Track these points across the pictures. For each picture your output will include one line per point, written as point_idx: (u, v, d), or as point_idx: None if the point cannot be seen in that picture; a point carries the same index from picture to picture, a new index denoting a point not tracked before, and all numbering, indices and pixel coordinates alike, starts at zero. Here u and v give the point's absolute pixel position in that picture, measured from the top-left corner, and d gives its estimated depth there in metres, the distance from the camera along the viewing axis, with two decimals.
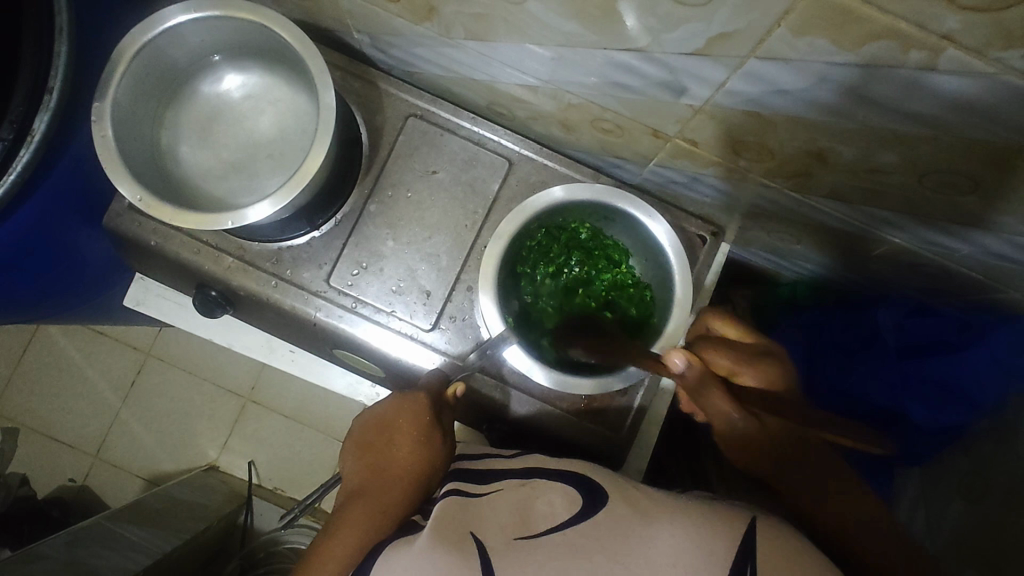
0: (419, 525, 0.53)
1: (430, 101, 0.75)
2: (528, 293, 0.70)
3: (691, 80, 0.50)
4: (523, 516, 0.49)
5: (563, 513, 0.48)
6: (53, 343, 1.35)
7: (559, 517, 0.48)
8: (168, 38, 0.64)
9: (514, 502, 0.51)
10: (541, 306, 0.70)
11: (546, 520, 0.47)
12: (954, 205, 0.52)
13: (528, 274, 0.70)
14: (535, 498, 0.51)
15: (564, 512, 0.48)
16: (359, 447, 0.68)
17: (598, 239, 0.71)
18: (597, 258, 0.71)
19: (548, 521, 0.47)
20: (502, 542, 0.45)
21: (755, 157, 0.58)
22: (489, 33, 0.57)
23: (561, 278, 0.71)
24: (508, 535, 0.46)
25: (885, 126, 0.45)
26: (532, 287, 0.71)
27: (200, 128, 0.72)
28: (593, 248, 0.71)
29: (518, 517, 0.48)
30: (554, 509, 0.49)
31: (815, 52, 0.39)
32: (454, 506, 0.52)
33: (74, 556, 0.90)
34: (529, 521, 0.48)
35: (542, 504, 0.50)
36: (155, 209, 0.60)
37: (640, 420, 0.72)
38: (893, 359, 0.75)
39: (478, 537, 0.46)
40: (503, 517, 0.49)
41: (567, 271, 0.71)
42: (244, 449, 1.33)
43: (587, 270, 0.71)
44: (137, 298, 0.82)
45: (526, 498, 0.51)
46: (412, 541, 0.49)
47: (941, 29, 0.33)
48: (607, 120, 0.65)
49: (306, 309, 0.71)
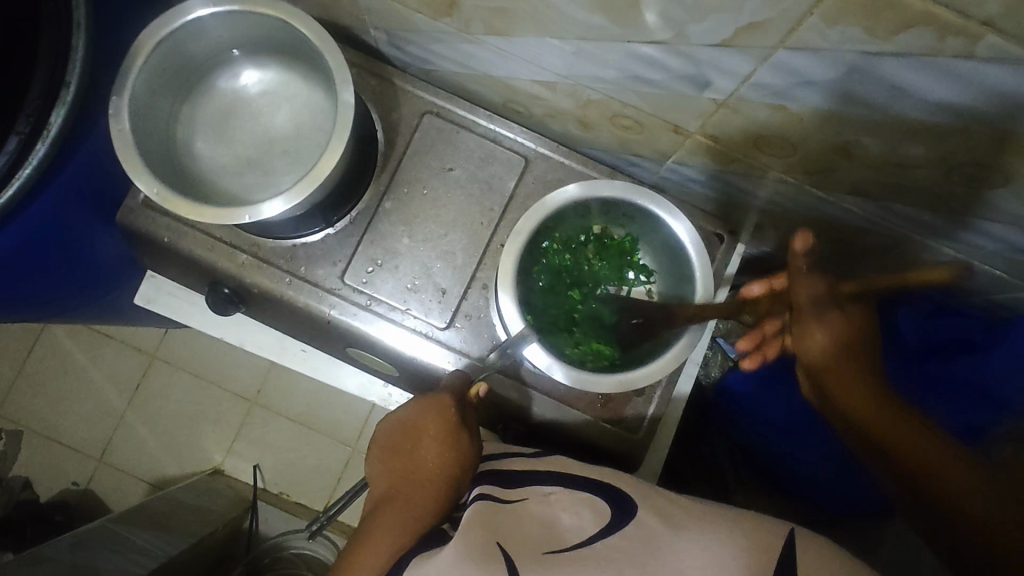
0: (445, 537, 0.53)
1: (447, 98, 0.75)
2: (539, 269, 0.71)
3: (716, 74, 0.49)
4: (549, 529, 0.48)
5: (591, 528, 0.48)
6: (59, 345, 1.34)
7: (589, 531, 0.47)
8: (186, 31, 0.63)
9: (541, 514, 0.51)
10: (545, 277, 0.71)
11: (571, 535, 0.47)
12: (980, 200, 0.51)
13: (542, 255, 0.71)
14: (561, 511, 0.51)
15: (592, 527, 0.48)
16: (384, 452, 0.66)
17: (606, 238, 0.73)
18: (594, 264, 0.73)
19: (577, 535, 0.47)
20: (530, 554, 0.44)
21: (777, 152, 0.58)
22: (509, 27, 0.57)
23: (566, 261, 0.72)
24: (536, 548, 0.45)
25: (916, 117, 0.45)
26: (542, 264, 0.71)
27: (216, 123, 0.72)
28: (599, 246, 0.73)
29: (546, 531, 0.48)
30: (581, 523, 0.49)
31: (846, 41, 0.39)
32: (482, 510, 0.52)
33: (78, 559, 0.89)
34: (556, 534, 0.48)
35: (569, 518, 0.50)
36: (170, 203, 0.59)
37: (657, 423, 0.72)
38: (916, 360, 0.74)
39: (506, 548, 0.45)
40: (529, 529, 0.48)
41: (571, 258, 0.72)
42: (249, 453, 1.32)
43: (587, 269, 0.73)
44: (147, 296, 0.81)
45: (553, 511, 0.51)
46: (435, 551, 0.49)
47: (978, 14, 0.33)
48: (627, 116, 0.64)
49: (320, 307, 0.70)
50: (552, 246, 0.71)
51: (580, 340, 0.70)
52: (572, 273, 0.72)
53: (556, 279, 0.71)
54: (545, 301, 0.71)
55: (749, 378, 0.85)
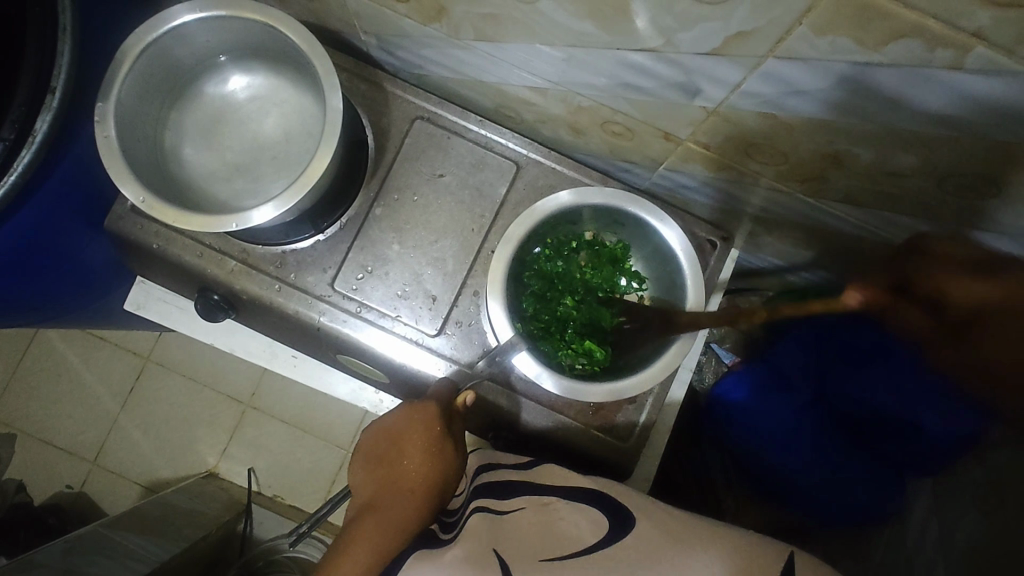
0: (445, 541, 0.54)
1: (437, 103, 0.74)
2: (529, 276, 0.70)
3: (707, 82, 0.49)
4: (549, 536, 0.48)
5: (590, 536, 0.48)
6: (53, 348, 1.33)
7: (587, 539, 0.47)
8: (173, 37, 0.63)
9: (539, 523, 0.50)
10: (536, 284, 0.70)
11: (571, 541, 0.47)
12: (973, 209, 0.51)
13: (531, 262, 0.70)
14: (560, 519, 0.51)
15: (591, 535, 0.48)
16: (368, 460, 0.65)
17: (598, 242, 0.72)
18: (585, 267, 0.72)
19: (576, 542, 0.47)
20: (527, 562, 0.44)
21: (769, 160, 0.58)
22: (499, 33, 0.56)
23: (557, 266, 0.71)
24: (533, 555, 0.45)
25: (907, 128, 0.44)
26: (532, 271, 0.70)
27: (204, 128, 0.71)
28: (591, 250, 0.72)
29: (545, 537, 0.48)
30: (579, 532, 0.49)
31: (836, 51, 0.38)
32: (481, 522, 0.52)
33: (70, 565, 0.88)
34: (556, 541, 0.47)
35: (567, 525, 0.50)
36: (157, 211, 0.59)
37: (649, 430, 0.71)
38: None
39: (503, 558, 0.45)
40: (527, 537, 0.48)
41: (561, 263, 0.71)
42: (243, 456, 1.31)
43: (578, 272, 0.72)
44: (137, 301, 0.80)
45: (551, 519, 0.51)
46: (434, 558, 0.49)
47: (969, 26, 0.32)
48: (618, 123, 0.64)
49: (309, 313, 0.70)
50: (541, 253, 0.70)
51: (572, 344, 0.70)
52: (563, 278, 0.71)
53: (546, 285, 0.71)
54: (535, 307, 0.70)
55: (743, 385, 0.83)
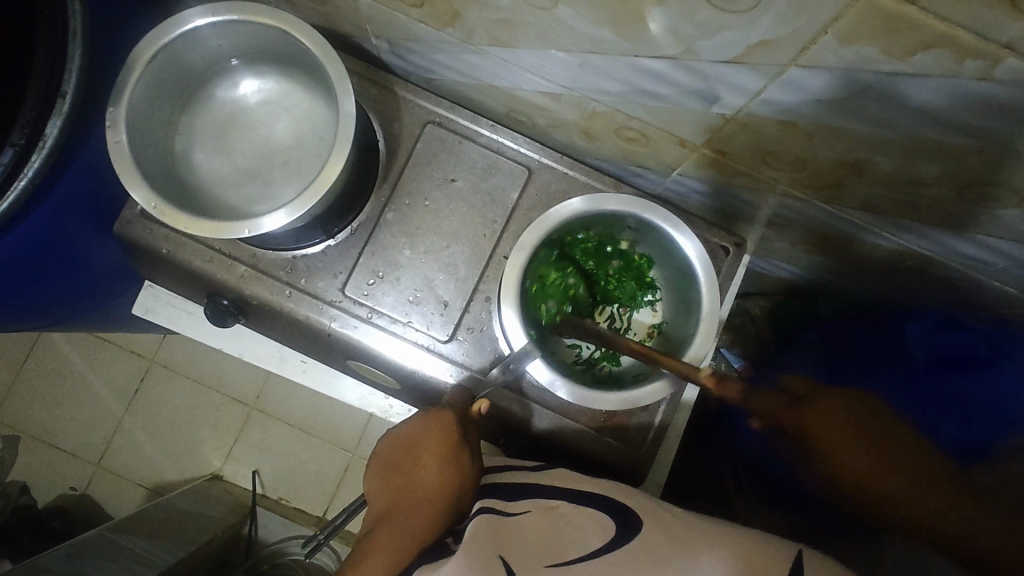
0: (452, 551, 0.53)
1: (449, 108, 0.74)
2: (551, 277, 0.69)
3: (725, 89, 0.48)
4: (553, 543, 0.48)
5: (596, 541, 0.47)
6: (57, 350, 1.33)
7: (592, 544, 0.47)
8: (185, 41, 0.63)
9: (543, 529, 0.50)
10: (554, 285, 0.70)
11: (576, 548, 0.47)
12: (994, 218, 0.50)
13: (550, 262, 0.69)
14: (565, 523, 0.50)
15: (595, 540, 0.48)
16: (383, 468, 0.65)
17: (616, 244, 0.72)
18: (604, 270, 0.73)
19: (581, 548, 0.47)
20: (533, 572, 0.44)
21: (787, 167, 0.57)
22: (513, 38, 0.56)
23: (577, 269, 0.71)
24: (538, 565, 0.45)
25: (929, 137, 0.44)
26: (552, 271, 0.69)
27: (216, 133, 0.71)
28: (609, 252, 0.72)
29: (549, 544, 0.48)
30: (584, 536, 0.48)
31: (862, 60, 0.38)
32: (484, 525, 0.51)
33: (75, 568, 0.88)
34: (560, 548, 0.47)
35: (572, 531, 0.49)
36: (168, 216, 0.58)
37: (663, 433, 0.71)
38: (924, 373, 0.69)
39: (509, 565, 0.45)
40: (531, 543, 0.48)
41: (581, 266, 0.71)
42: (247, 458, 1.31)
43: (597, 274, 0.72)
44: (145, 306, 0.80)
45: (556, 523, 0.50)
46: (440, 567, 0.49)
47: (999, 37, 0.32)
48: (632, 129, 0.63)
49: (320, 318, 0.69)
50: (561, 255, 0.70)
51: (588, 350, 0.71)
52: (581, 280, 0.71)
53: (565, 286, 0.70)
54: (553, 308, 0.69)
55: None
